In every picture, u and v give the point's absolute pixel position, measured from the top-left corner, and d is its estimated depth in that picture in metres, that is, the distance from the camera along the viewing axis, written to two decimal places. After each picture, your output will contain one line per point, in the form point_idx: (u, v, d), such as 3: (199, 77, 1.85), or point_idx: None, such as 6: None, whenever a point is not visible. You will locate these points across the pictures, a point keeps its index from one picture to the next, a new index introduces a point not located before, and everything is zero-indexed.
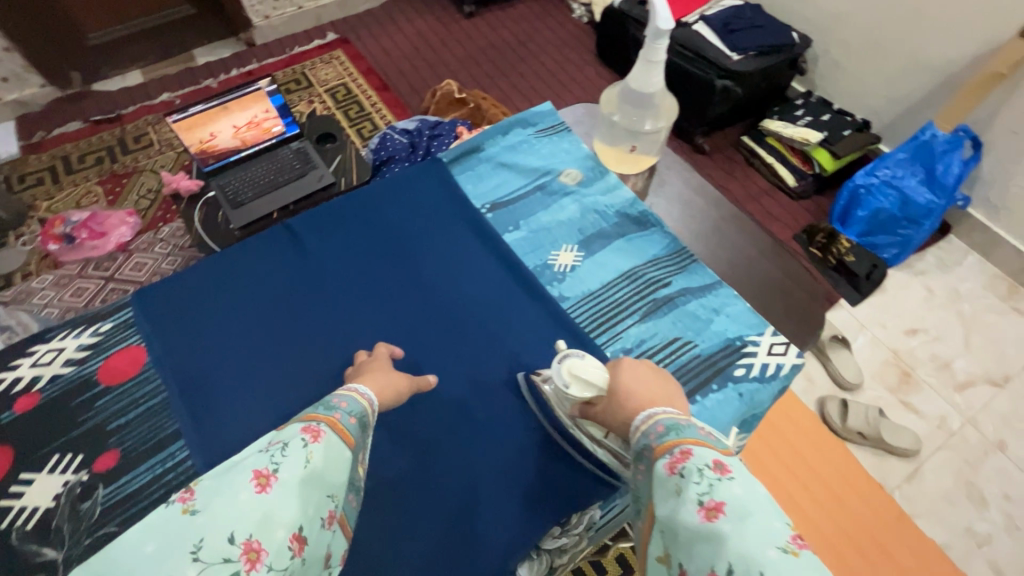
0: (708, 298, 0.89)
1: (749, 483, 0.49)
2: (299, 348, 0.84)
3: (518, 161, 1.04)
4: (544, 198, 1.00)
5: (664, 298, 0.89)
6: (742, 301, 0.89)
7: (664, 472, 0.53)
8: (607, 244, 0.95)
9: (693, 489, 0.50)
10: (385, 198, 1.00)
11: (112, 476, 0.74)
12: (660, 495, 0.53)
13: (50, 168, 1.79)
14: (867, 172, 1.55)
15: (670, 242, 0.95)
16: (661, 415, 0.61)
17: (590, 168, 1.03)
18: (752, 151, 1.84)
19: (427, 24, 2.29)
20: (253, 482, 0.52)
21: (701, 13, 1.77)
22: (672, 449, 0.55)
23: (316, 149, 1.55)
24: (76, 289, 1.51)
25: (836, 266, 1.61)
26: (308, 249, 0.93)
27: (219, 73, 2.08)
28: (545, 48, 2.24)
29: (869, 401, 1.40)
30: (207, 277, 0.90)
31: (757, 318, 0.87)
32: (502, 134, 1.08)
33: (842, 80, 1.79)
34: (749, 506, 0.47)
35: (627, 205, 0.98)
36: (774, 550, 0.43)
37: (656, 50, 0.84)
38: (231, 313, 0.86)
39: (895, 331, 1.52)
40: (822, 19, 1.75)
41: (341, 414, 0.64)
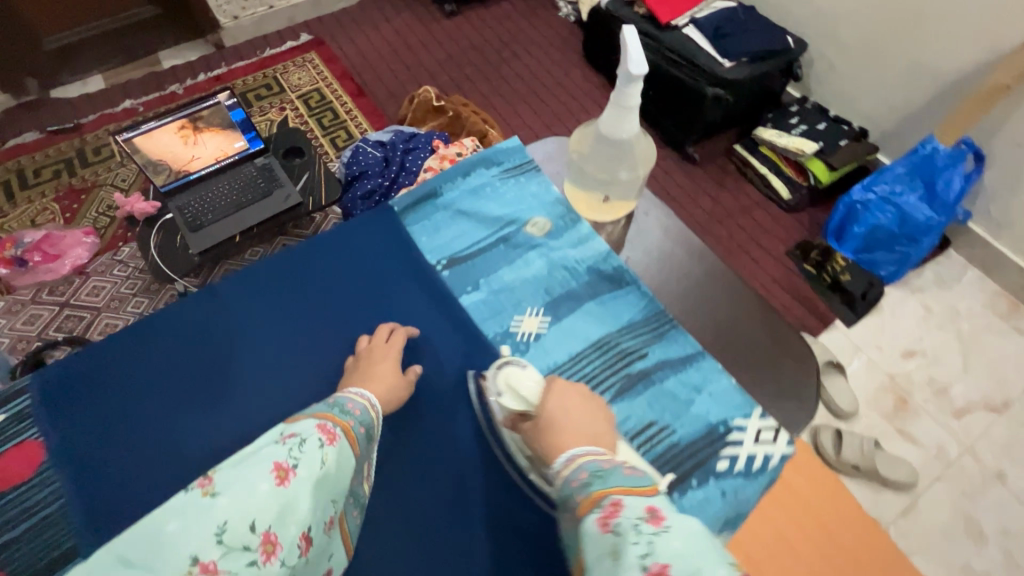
0: (687, 373, 0.80)
1: (685, 530, 0.48)
2: (245, 424, 0.78)
3: (479, 209, 0.94)
4: (507, 252, 0.90)
5: (639, 373, 0.79)
6: (727, 376, 0.80)
7: (597, 529, 0.51)
8: (575, 307, 0.85)
9: (632, 551, 0.47)
10: (333, 255, 0.92)
11: None
12: (595, 558, 0.49)
13: (4, 183, 1.69)
14: (865, 187, 1.48)
15: (647, 304, 0.85)
16: (584, 459, 0.59)
17: (561, 215, 0.93)
18: (745, 161, 1.76)
19: (406, 24, 2.19)
20: (273, 475, 0.58)
21: (691, 15, 1.68)
22: (601, 501, 0.53)
23: (282, 165, 1.46)
24: (29, 316, 1.42)
25: (831, 285, 1.55)
26: (250, 312, 0.86)
27: (186, 77, 1.97)
28: (530, 49, 2.14)
29: (864, 430, 1.34)
30: (135, 344, 0.82)
31: (742, 397, 0.78)
32: (462, 176, 0.96)
33: (838, 86, 1.71)
34: (693, 561, 0.45)
35: (598, 260, 0.88)
36: None
37: (627, 94, 0.71)
38: (163, 387, 0.80)
39: (892, 354, 1.46)
40: (819, 21, 1.66)
41: (354, 421, 0.70)
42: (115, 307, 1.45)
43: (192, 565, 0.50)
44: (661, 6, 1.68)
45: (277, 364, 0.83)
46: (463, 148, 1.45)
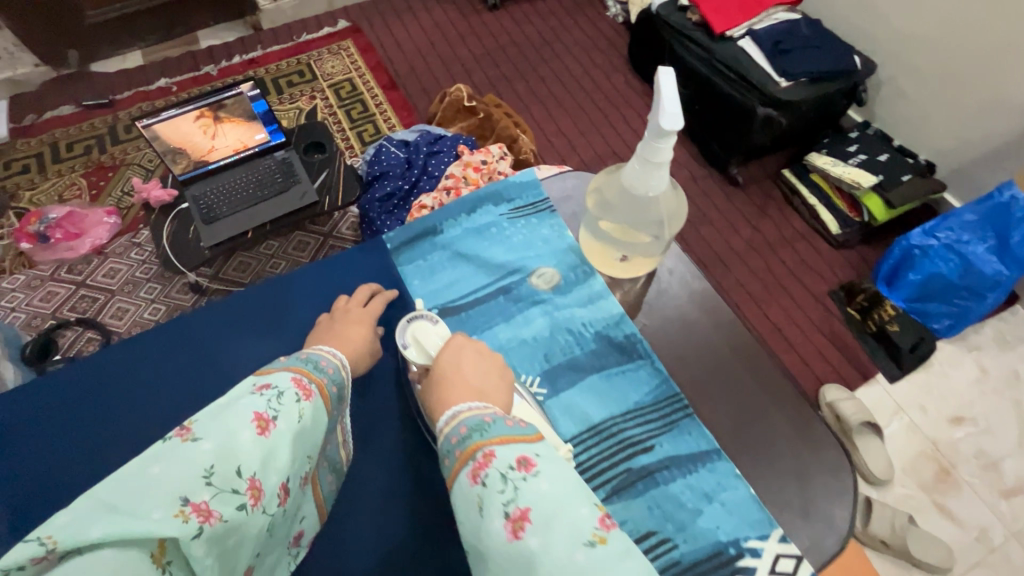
0: (697, 479, 0.62)
1: (555, 471, 0.45)
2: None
3: (478, 252, 0.77)
4: (506, 306, 0.73)
5: (640, 469, 0.62)
6: (746, 484, 0.62)
7: (467, 484, 0.46)
8: (576, 380, 0.68)
9: (496, 500, 0.43)
10: (307, 291, 0.80)
11: None
12: (465, 510, 0.46)
13: (38, 155, 1.70)
14: (926, 231, 1.34)
15: (661, 384, 0.68)
16: (464, 414, 0.51)
17: (572, 266, 0.77)
18: (793, 188, 1.63)
19: (447, 15, 2.11)
20: (254, 424, 0.47)
21: (749, 27, 1.55)
22: (474, 453, 0.47)
23: (302, 160, 1.42)
24: (46, 293, 1.44)
25: (876, 333, 1.42)
26: (204, 354, 0.74)
27: (221, 59, 1.95)
28: (572, 50, 2.03)
29: (896, 501, 1.22)
30: (74, 378, 0.72)
31: (761, 512, 0.61)
32: (465, 212, 0.81)
33: (907, 114, 1.55)
34: (556, 505, 0.42)
35: (609, 325, 0.72)
36: (581, 553, 0.39)
37: (659, 150, 0.60)
38: (93, 434, 0.68)
39: (937, 418, 1.32)
40: (892, 41, 1.50)
41: (327, 378, 0.59)
42: (128, 290, 1.45)
43: (183, 506, 0.40)
44: (716, 14, 1.55)
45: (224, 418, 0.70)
46: (488, 156, 1.35)
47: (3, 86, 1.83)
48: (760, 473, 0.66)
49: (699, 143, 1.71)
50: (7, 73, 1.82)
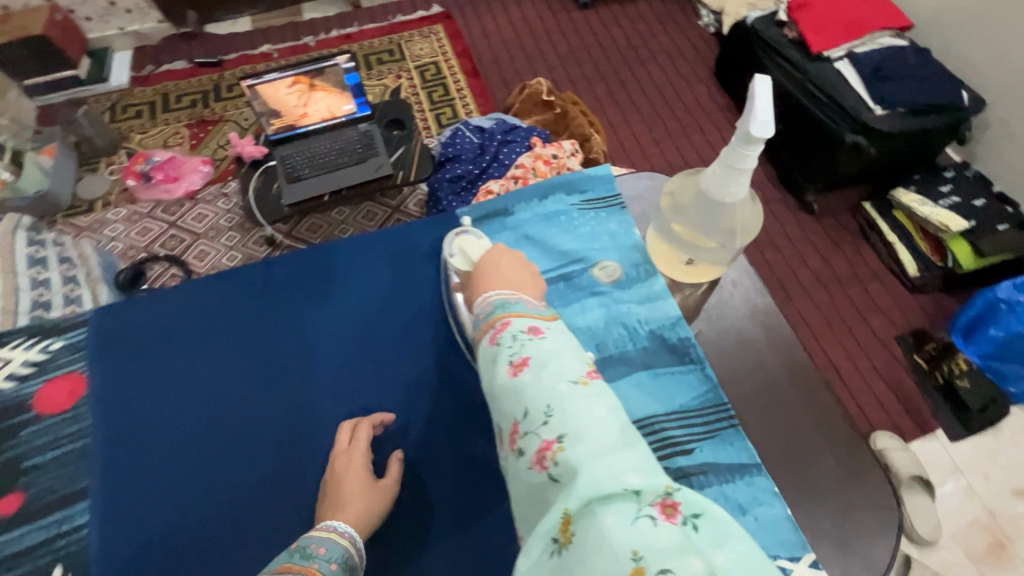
0: (733, 487, 0.60)
1: (555, 337, 0.54)
2: (252, 427, 0.69)
3: (545, 237, 0.78)
4: (565, 292, 0.74)
5: (677, 469, 0.61)
6: (782, 503, 0.60)
7: (487, 345, 0.56)
8: (624, 373, 0.68)
9: (506, 352, 0.54)
10: (383, 264, 0.83)
11: (8, 526, 0.65)
12: (484, 365, 0.56)
13: (150, 103, 1.87)
14: (1016, 285, 1.25)
15: (708, 391, 0.67)
16: (491, 296, 0.61)
17: (635, 264, 0.76)
18: (871, 223, 1.55)
19: (537, 11, 2.14)
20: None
21: (849, 49, 1.48)
22: (494, 322, 0.57)
23: (382, 135, 1.49)
24: (142, 228, 1.58)
25: (942, 387, 1.33)
26: (285, 308, 0.79)
27: (320, 32, 2.07)
28: (657, 56, 2.01)
29: (938, 564, 1.15)
30: (171, 312, 0.77)
31: (794, 534, 0.58)
32: (537, 198, 0.82)
33: (1014, 160, 1.44)
34: (549, 357, 0.51)
35: (664, 325, 0.71)
36: (563, 384, 0.48)
37: (743, 156, 0.59)
38: (181, 368, 0.73)
39: (1000, 488, 1.23)
40: (1008, 80, 1.40)
41: (319, 559, 0.53)
42: (211, 236, 1.57)
43: None
44: (815, 33, 1.49)
45: (296, 368, 0.74)
46: (559, 151, 1.37)
47: (129, 37, 2.01)
48: (796, 498, 0.65)
49: (779, 165, 1.66)
50: (135, 27, 2.01)
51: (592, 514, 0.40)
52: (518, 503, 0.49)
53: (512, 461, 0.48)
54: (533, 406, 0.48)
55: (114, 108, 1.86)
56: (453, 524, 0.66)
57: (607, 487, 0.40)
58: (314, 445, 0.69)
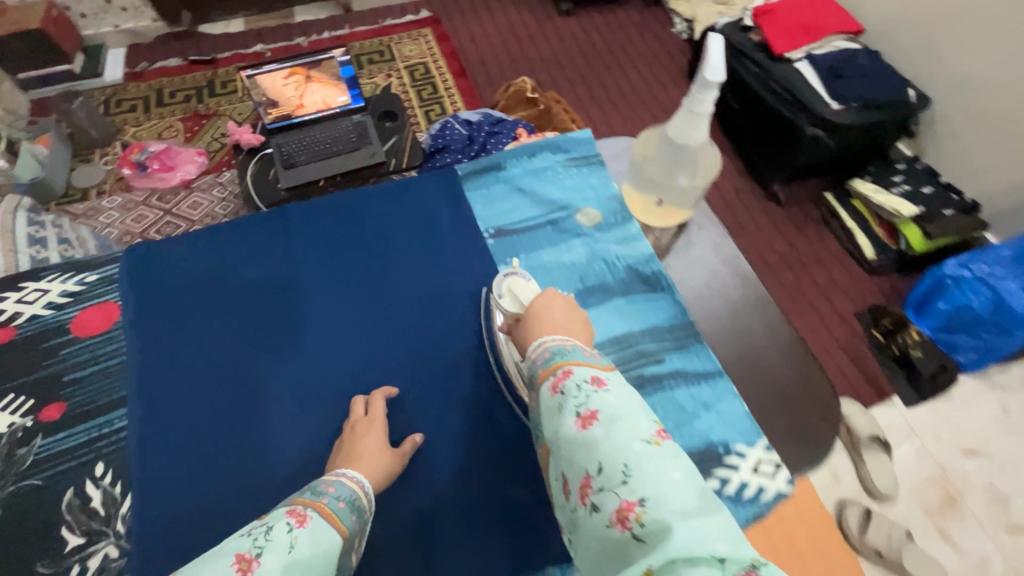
0: (701, 388, 0.70)
1: (622, 390, 0.53)
2: (279, 361, 0.73)
3: (535, 189, 0.87)
4: (553, 236, 0.82)
5: (651, 376, 0.71)
6: (741, 401, 0.70)
7: (548, 394, 0.55)
8: (605, 300, 0.77)
9: (572, 402, 0.52)
10: (394, 215, 0.86)
11: (54, 429, 0.69)
12: (546, 414, 0.55)
13: (145, 98, 1.91)
14: (960, 262, 1.37)
15: (678, 314, 0.76)
16: (548, 342, 0.60)
17: (613, 212, 0.85)
18: (833, 211, 1.67)
19: (521, 17, 2.25)
20: (234, 566, 0.45)
21: (808, 50, 1.61)
22: (556, 370, 0.56)
23: (375, 126, 1.56)
24: (137, 215, 1.61)
25: (898, 358, 1.44)
26: (304, 254, 0.82)
27: (312, 33, 2.14)
28: (634, 60, 2.14)
29: (898, 517, 1.24)
30: (196, 255, 0.80)
31: (750, 424, 0.68)
32: (526, 156, 0.90)
33: (957, 152, 1.58)
34: (619, 412, 0.50)
35: (640, 260, 0.80)
36: (639, 443, 0.47)
37: (701, 101, 0.70)
38: (209, 306, 0.76)
39: (950, 448, 1.34)
40: (948, 80, 1.54)
41: (329, 497, 0.57)
42: (206, 223, 1.61)
43: None
44: (777, 36, 1.62)
45: (318, 299, 0.78)
46: None
47: (123, 35, 2.06)
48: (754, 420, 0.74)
49: (745, 158, 1.78)
50: (130, 25, 2.06)
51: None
52: (588, 563, 0.47)
53: (583, 517, 0.47)
54: (607, 463, 0.47)
55: (108, 102, 1.90)
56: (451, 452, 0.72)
57: (695, 553, 0.39)
58: (328, 373, 0.74)
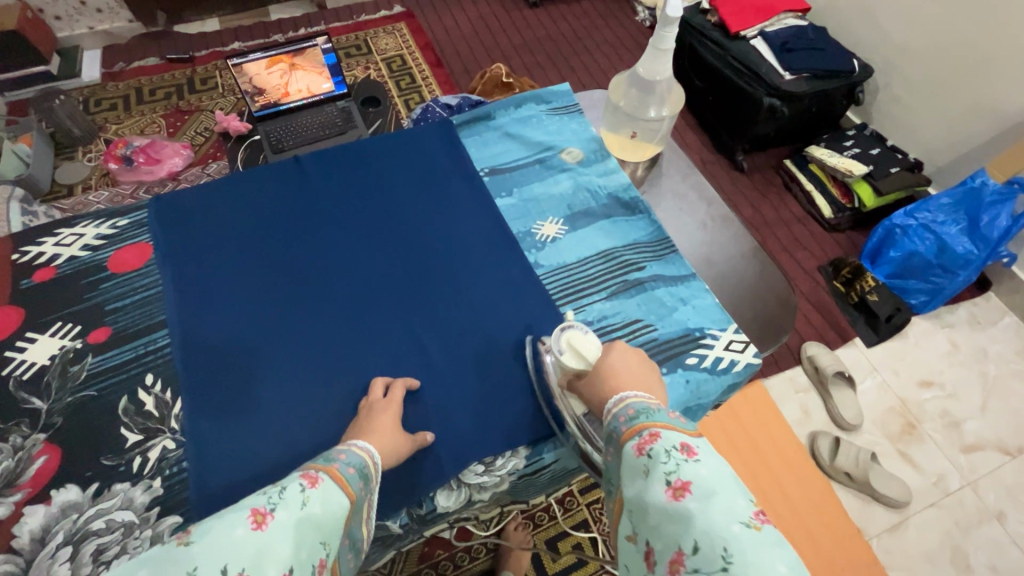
0: (678, 288, 0.79)
1: (715, 463, 0.49)
2: (302, 277, 0.76)
3: (523, 133, 0.95)
4: (541, 172, 0.91)
5: (634, 281, 0.79)
6: (713, 296, 0.80)
7: (633, 455, 0.52)
8: (592, 222, 0.85)
9: (660, 468, 0.49)
10: (401, 150, 0.91)
11: (104, 348, 0.69)
12: (630, 477, 0.51)
13: (124, 96, 1.93)
14: (906, 213, 1.52)
15: (656, 231, 0.85)
16: (630, 398, 0.57)
17: (593, 150, 0.93)
18: (792, 176, 1.80)
19: (492, 10, 2.35)
20: (248, 519, 0.44)
21: (761, 28, 1.73)
22: (640, 431, 0.53)
23: (359, 111, 1.62)
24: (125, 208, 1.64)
25: (857, 303, 1.56)
26: (321, 185, 0.85)
27: (288, 30, 2.19)
28: (601, 47, 2.25)
29: (865, 444, 1.36)
30: (223, 190, 0.83)
31: (722, 314, 0.77)
32: (513, 106, 0.98)
33: (900, 117, 1.72)
34: (714, 486, 0.46)
35: (620, 189, 0.89)
36: (737, 525, 0.43)
37: (664, 38, 0.80)
38: (234, 231, 0.79)
39: (908, 381, 1.46)
40: (888, 50, 1.69)
41: (339, 462, 0.54)
42: None
43: None
44: (733, 16, 1.74)
45: (338, 227, 0.82)
46: None
47: (99, 37, 2.07)
48: None
49: (710, 129, 1.91)
50: (105, 26, 2.07)
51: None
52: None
53: None
54: (704, 542, 0.43)
55: (87, 102, 1.91)
56: None
57: None
58: (349, 291, 0.76)
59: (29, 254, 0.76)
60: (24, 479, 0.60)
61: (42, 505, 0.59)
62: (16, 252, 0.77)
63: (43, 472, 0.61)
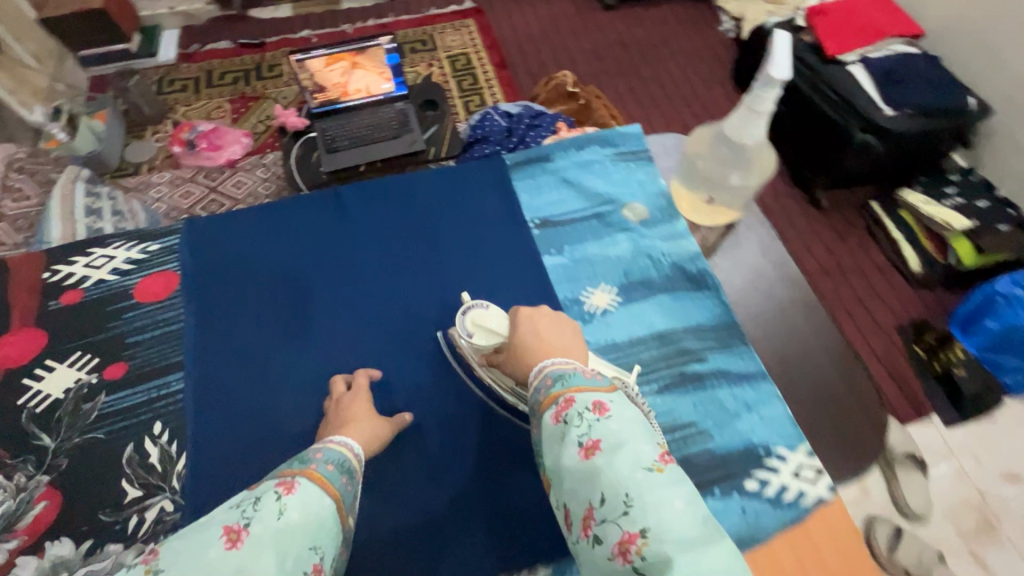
0: (743, 389, 0.70)
1: (625, 414, 0.50)
2: (323, 314, 0.76)
3: (583, 181, 0.87)
4: (598, 228, 0.83)
5: (692, 374, 0.71)
6: (784, 406, 0.70)
7: (550, 423, 0.52)
8: (649, 295, 0.77)
9: (573, 433, 0.49)
10: (444, 189, 0.87)
11: (117, 386, 0.70)
12: (549, 444, 0.51)
13: (195, 78, 1.97)
14: (1013, 280, 1.33)
15: (723, 313, 0.76)
16: (548, 366, 0.56)
17: (661, 208, 0.85)
18: (877, 220, 1.62)
19: (565, 10, 2.24)
20: (221, 539, 0.42)
21: (862, 54, 1.56)
22: (557, 398, 0.52)
23: (417, 114, 1.57)
24: (185, 191, 1.65)
25: (939, 375, 1.39)
26: (353, 223, 0.83)
27: (357, 20, 2.16)
28: (677, 57, 2.10)
29: (931, 539, 1.21)
30: (254, 221, 0.82)
31: (794, 429, 0.68)
32: (574, 148, 0.91)
33: (1018, 165, 1.50)
34: (622, 439, 0.47)
35: (686, 258, 0.80)
36: (640, 473, 0.44)
37: (761, 99, 0.76)
38: (261, 261, 0.79)
39: (991, 471, 1.29)
40: (1012, 86, 1.47)
41: (317, 462, 0.53)
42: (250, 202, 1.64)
43: None
44: (831, 37, 1.57)
45: (364, 273, 0.79)
46: None
47: (177, 17, 2.11)
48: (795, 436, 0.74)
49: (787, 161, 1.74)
50: (184, 7, 2.11)
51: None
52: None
53: (588, 548, 0.45)
54: (611, 495, 0.44)
55: (161, 81, 1.96)
56: (481, 437, 0.71)
57: None
58: (368, 346, 0.74)
59: (59, 274, 0.78)
60: (22, 525, 0.62)
61: (35, 557, 0.60)
62: (47, 271, 0.78)
63: (41, 519, 0.62)
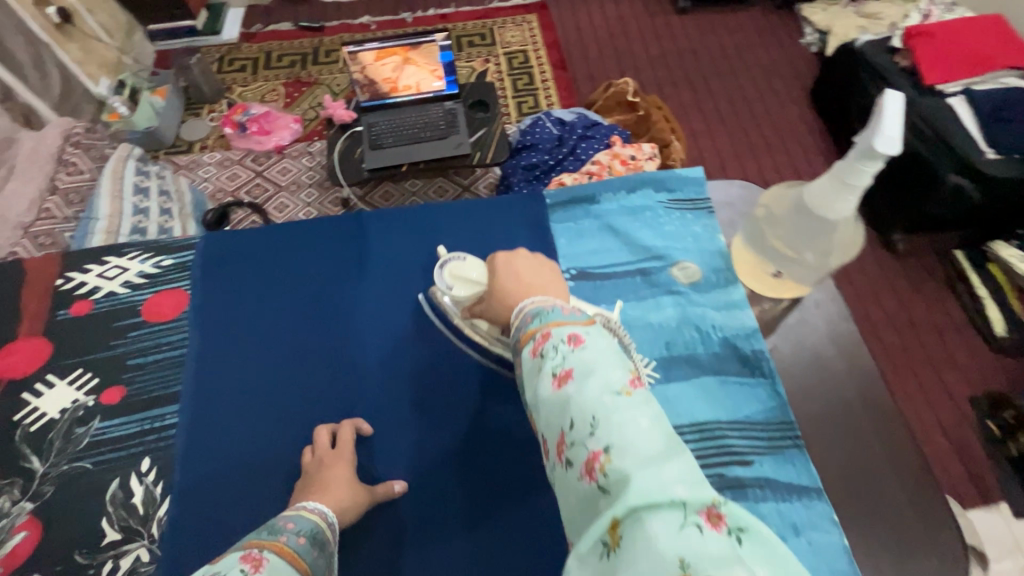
0: (790, 505, 0.61)
1: (598, 339, 0.45)
2: (327, 350, 0.73)
3: (630, 231, 0.80)
4: (642, 287, 0.76)
5: (733, 479, 0.63)
6: (839, 533, 0.61)
7: (527, 358, 0.47)
8: (691, 375, 0.69)
9: (547, 362, 0.45)
10: (471, 225, 0.83)
11: (112, 412, 0.70)
12: (526, 381, 0.47)
13: (254, 59, 1.98)
14: None
15: (776, 407, 0.68)
16: (527, 305, 0.51)
17: (716, 270, 0.77)
18: (961, 274, 1.45)
19: (635, 11, 2.11)
20: None
21: (967, 86, 1.40)
22: (534, 333, 0.48)
23: (466, 114, 1.50)
24: (232, 174, 1.68)
25: (1015, 459, 1.23)
26: (371, 253, 0.81)
27: (418, 8, 2.11)
28: (751, 69, 1.95)
29: None
30: (270, 243, 0.81)
31: (848, 565, 0.59)
32: (624, 190, 0.85)
33: None
34: (592, 363, 0.42)
35: (740, 335, 0.72)
36: (607, 396, 0.40)
37: (860, 173, 0.65)
38: (270, 286, 0.78)
39: None
40: None
41: (288, 534, 0.49)
42: (292, 190, 1.64)
43: None
44: (932, 65, 1.42)
45: (376, 309, 0.77)
46: (639, 152, 1.31)
47: None
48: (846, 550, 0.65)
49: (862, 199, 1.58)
50: None
51: (640, 525, 0.33)
52: (568, 526, 0.41)
53: (561, 475, 0.41)
54: (578, 419, 0.40)
55: (222, 59, 1.98)
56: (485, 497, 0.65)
57: (654, 502, 0.33)
58: (374, 390, 0.71)
59: (74, 282, 0.80)
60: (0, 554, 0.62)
61: None
62: (62, 277, 0.80)
63: (19, 549, 0.62)
